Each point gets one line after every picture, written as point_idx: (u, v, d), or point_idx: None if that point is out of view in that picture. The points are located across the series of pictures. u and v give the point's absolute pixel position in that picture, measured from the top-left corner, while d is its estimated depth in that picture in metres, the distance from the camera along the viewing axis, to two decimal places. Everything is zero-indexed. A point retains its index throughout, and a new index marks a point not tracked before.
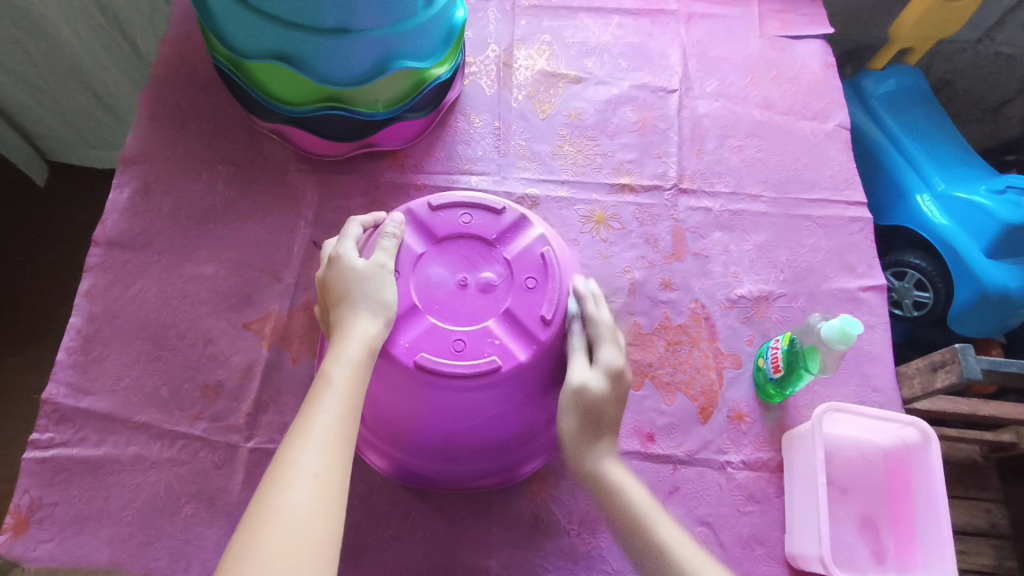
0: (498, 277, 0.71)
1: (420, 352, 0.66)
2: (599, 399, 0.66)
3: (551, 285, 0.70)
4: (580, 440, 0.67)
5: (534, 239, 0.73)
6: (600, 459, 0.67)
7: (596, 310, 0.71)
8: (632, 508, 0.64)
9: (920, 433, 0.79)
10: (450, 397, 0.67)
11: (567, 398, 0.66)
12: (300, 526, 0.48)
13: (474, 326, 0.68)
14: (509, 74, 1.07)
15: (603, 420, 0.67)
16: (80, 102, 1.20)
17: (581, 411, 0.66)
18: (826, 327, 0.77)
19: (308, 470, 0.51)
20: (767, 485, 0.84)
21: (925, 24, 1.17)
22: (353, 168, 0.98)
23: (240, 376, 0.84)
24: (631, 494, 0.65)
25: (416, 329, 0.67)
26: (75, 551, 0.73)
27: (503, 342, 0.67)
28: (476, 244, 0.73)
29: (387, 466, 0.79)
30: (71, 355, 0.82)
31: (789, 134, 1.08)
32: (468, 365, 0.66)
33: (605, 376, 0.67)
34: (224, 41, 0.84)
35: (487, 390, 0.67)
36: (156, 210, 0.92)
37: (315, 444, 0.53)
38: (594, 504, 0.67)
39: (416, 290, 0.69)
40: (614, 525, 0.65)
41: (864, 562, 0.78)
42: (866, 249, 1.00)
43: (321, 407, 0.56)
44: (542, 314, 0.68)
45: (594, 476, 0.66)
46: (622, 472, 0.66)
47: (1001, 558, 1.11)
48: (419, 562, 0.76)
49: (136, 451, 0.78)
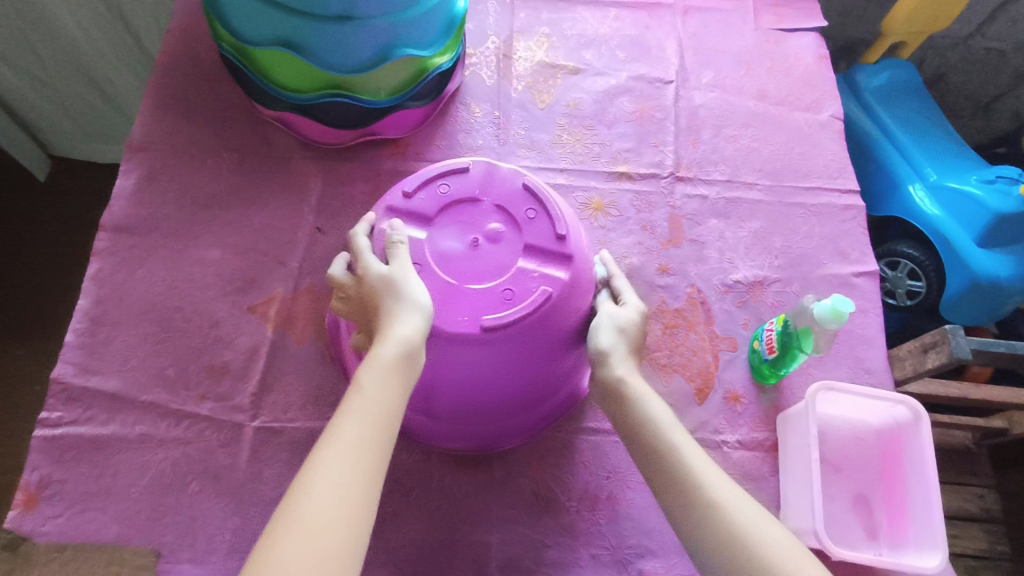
0: (501, 224, 0.75)
1: (481, 316, 0.69)
2: (631, 322, 0.74)
3: (548, 211, 0.76)
4: (613, 354, 0.71)
5: (511, 180, 0.78)
6: (627, 370, 0.70)
7: (618, 273, 0.81)
8: (654, 419, 0.66)
9: (912, 411, 0.81)
10: (497, 351, 0.71)
11: (603, 318, 0.74)
12: (318, 529, 0.49)
13: (508, 272, 0.72)
14: (508, 65, 1.09)
15: (636, 346, 0.74)
16: (85, 95, 1.22)
17: (618, 330, 0.73)
18: (819, 307, 0.79)
19: (330, 474, 0.52)
20: (762, 464, 0.86)
21: (916, 18, 1.19)
22: (356, 156, 1.00)
23: (245, 357, 0.86)
24: (649, 404, 0.67)
25: (461, 300, 0.70)
26: (84, 527, 0.75)
27: (530, 281, 0.72)
28: (465, 207, 0.76)
29: (423, 441, 0.81)
30: (79, 337, 0.83)
31: (783, 124, 1.10)
32: (526, 305, 0.70)
33: (635, 312, 0.76)
34: (230, 29, 0.85)
35: (527, 334, 0.71)
36: (162, 196, 0.93)
37: (340, 449, 0.54)
38: (614, 420, 0.69)
39: (439, 267, 0.72)
40: (634, 433, 0.67)
41: (857, 537, 0.80)
42: (858, 236, 1.02)
43: (349, 414, 0.58)
44: (554, 232, 0.75)
45: (614, 380, 0.69)
46: (652, 406, 0.67)
47: (993, 542, 1.13)
48: (422, 538, 0.77)
49: (144, 430, 0.80)
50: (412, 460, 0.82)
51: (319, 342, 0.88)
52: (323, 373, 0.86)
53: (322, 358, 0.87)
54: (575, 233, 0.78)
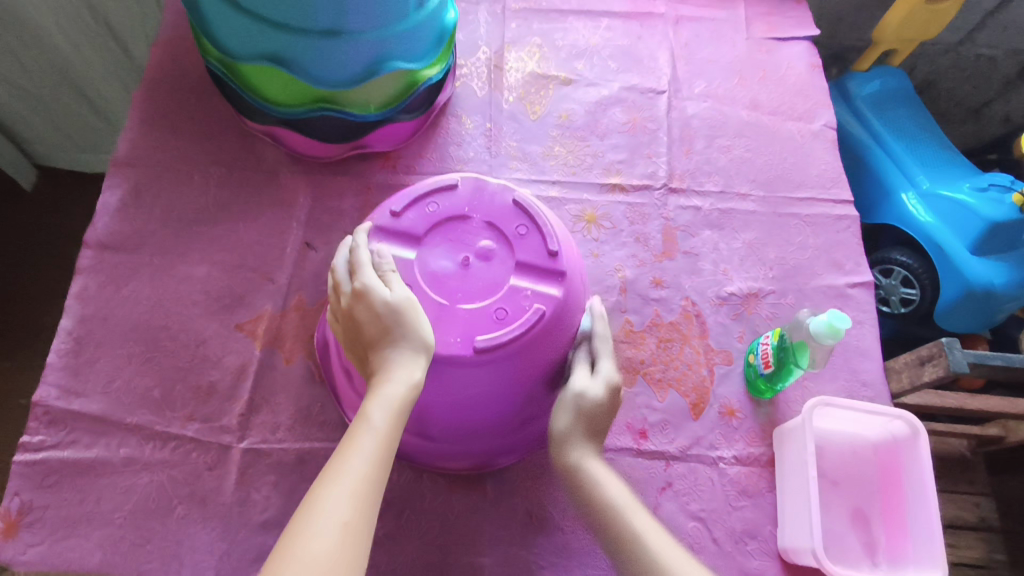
0: (493, 241, 0.74)
1: (474, 338, 0.68)
2: (597, 404, 0.70)
3: (538, 226, 0.75)
4: (571, 437, 0.69)
5: (499, 195, 0.77)
6: (585, 456, 0.69)
7: (603, 325, 0.75)
8: (611, 500, 0.66)
9: (909, 425, 0.80)
10: (488, 371, 0.69)
11: (566, 399, 0.70)
12: (322, 568, 0.47)
13: (502, 290, 0.71)
14: (499, 76, 1.08)
15: (596, 428, 0.71)
16: (70, 106, 1.20)
17: (578, 413, 0.69)
18: (815, 322, 0.78)
19: (338, 513, 0.51)
20: (759, 479, 0.85)
21: (908, 25, 1.18)
22: (345, 170, 0.99)
23: (233, 377, 0.84)
24: (608, 487, 0.67)
25: (456, 323, 0.69)
26: (66, 554, 0.73)
27: (522, 299, 0.71)
28: (455, 224, 0.75)
29: (417, 460, 0.80)
30: (62, 357, 0.81)
31: (775, 134, 1.09)
32: (518, 324, 0.69)
33: (605, 386, 0.71)
34: (216, 43, 0.84)
35: (522, 353, 0.70)
36: (147, 213, 0.91)
37: (346, 487, 0.53)
38: (574, 499, 0.69)
39: (433, 289, 0.70)
40: (592, 519, 0.66)
41: (855, 553, 0.78)
42: (853, 246, 1.01)
43: (357, 449, 0.56)
44: (546, 249, 0.74)
45: (571, 469, 0.68)
46: (611, 488, 0.67)
47: (990, 552, 1.12)
48: (413, 562, 0.76)
49: (128, 453, 0.78)
50: (404, 480, 0.80)
51: (308, 360, 0.86)
52: (312, 393, 0.84)
53: (311, 377, 0.85)
54: (567, 247, 0.77)
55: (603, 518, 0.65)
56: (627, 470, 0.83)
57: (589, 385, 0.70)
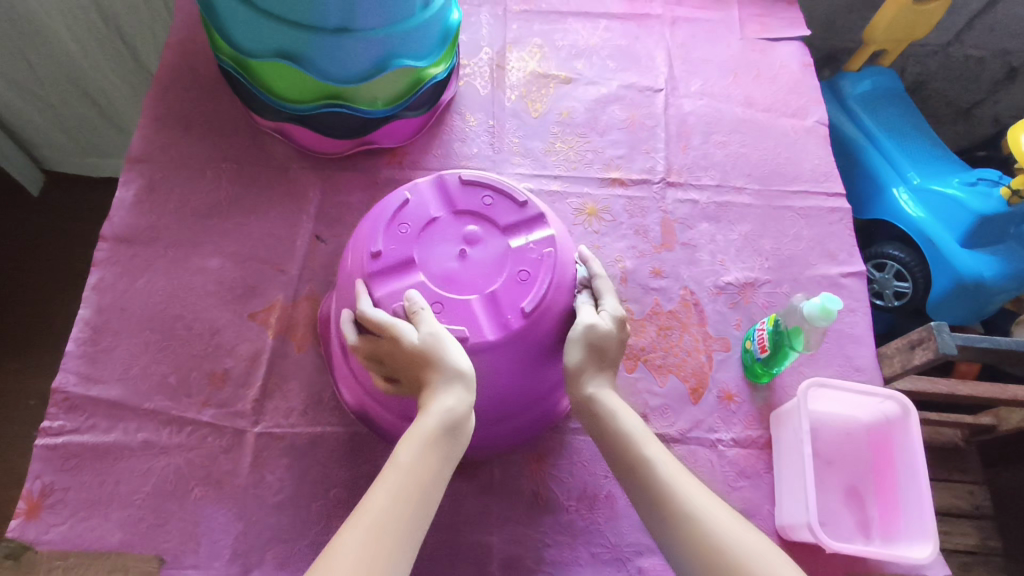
0: (471, 226, 0.76)
1: (518, 304, 0.71)
2: (608, 336, 0.72)
3: (498, 190, 0.78)
4: (584, 373, 0.71)
5: (450, 185, 0.78)
6: (600, 387, 0.71)
7: (600, 273, 0.77)
8: (625, 430, 0.69)
9: (900, 405, 0.83)
10: (527, 344, 0.73)
11: (576, 333, 0.71)
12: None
13: (510, 255, 0.74)
14: (501, 75, 1.11)
15: (606, 356, 0.73)
16: (79, 108, 1.23)
17: (589, 346, 0.71)
18: (809, 305, 0.81)
19: (371, 555, 0.54)
20: (757, 461, 0.88)
21: (897, 26, 1.22)
22: (352, 165, 1.02)
23: (246, 364, 0.87)
24: (621, 417, 0.70)
25: (496, 304, 0.72)
26: (87, 534, 0.75)
27: (529, 254, 0.75)
28: (430, 233, 0.75)
29: (475, 454, 0.82)
30: (80, 346, 0.84)
31: (770, 130, 1.13)
32: (544, 272, 0.73)
33: (612, 320, 0.73)
34: (229, 41, 0.87)
35: (558, 295, 0.75)
36: (161, 207, 0.94)
37: (370, 526, 0.56)
38: (588, 430, 0.72)
39: (459, 291, 0.72)
40: (604, 446, 0.70)
41: (848, 530, 0.81)
42: (845, 237, 1.05)
43: (383, 490, 0.59)
44: (516, 204, 0.77)
45: (587, 401, 0.71)
46: (625, 418, 0.70)
47: (984, 538, 1.16)
48: (424, 540, 0.78)
49: (146, 437, 0.81)
50: None
51: (319, 348, 0.89)
52: (323, 379, 0.87)
53: (322, 364, 0.88)
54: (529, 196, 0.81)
55: (615, 441, 0.69)
56: None
57: (597, 320, 0.72)
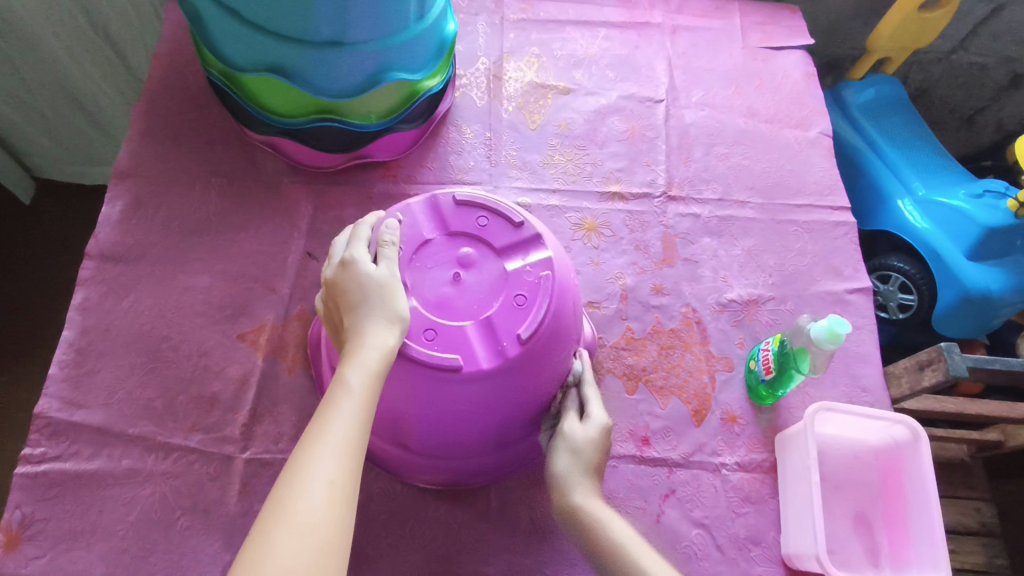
0: (467, 249, 0.74)
1: (514, 330, 0.69)
2: (588, 444, 0.71)
3: (494, 210, 0.75)
4: (571, 479, 0.69)
5: (445, 205, 0.76)
6: (585, 498, 0.68)
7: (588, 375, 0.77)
8: (615, 540, 0.63)
9: (909, 430, 0.80)
10: (522, 373, 0.71)
11: (558, 443, 0.71)
12: (310, 532, 0.47)
13: (506, 279, 0.72)
14: (498, 86, 1.09)
15: (593, 468, 0.70)
16: (69, 117, 1.20)
17: (574, 454, 0.70)
18: (815, 327, 0.79)
19: (324, 472, 0.50)
20: (762, 486, 0.85)
21: (901, 34, 1.20)
22: (345, 179, 0.99)
23: (235, 387, 0.84)
24: (610, 526, 0.65)
25: (490, 330, 0.69)
26: (68, 567, 0.72)
27: (526, 276, 0.72)
28: (423, 254, 0.73)
29: (463, 481, 0.79)
30: (63, 369, 0.81)
31: (773, 142, 1.10)
32: (542, 298, 0.71)
33: (595, 429, 0.72)
34: (218, 54, 0.85)
35: (556, 323, 0.72)
36: (148, 224, 0.92)
37: (333, 446, 0.52)
38: (579, 546, 0.67)
39: (451, 316, 0.69)
40: (597, 561, 0.64)
41: (857, 558, 0.79)
42: (851, 252, 1.02)
43: (337, 412, 0.55)
44: (512, 225, 0.75)
45: (574, 512, 0.67)
46: (614, 527, 0.65)
47: (990, 557, 1.12)
48: (418, 571, 0.76)
49: (130, 464, 0.78)
50: (408, 491, 0.80)
51: (309, 370, 0.86)
52: (314, 403, 0.84)
53: (313, 387, 0.85)
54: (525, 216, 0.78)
55: (607, 556, 0.63)
56: (630, 478, 0.83)
57: (579, 429, 0.72)
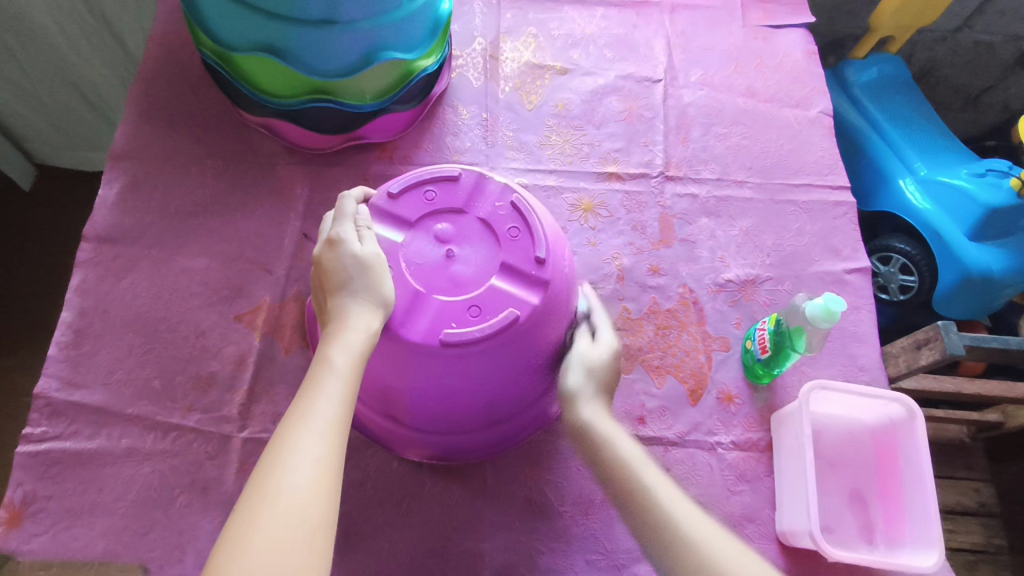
0: (438, 227, 0.74)
1: (531, 254, 0.72)
2: (603, 360, 0.73)
3: (432, 179, 0.76)
4: (580, 395, 0.71)
5: (389, 207, 0.74)
6: (594, 409, 0.70)
7: (597, 307, 0.80)
8: (620, 455, 0.66)
9: (905, 409, 0.80)
10: (557, 300, 0.73)
11: (572, 357, 0.73)
12: (295, 507, 0.47)
13: (489, 225, 0.74)
14: (495, 66, 1.08)
15: (604, 384, 0.73)
16: (67, 102, 1.20)
17: (587, 369, 0.72)
18: (811, 306, 0.79)
19: (310, 450, 0.51)
20: (757, 464, 0.85)
21: (906, 11, 1.18)
22: (341, 161, 0.99)
23: (232, 367, 0.84)
24: (620, 446, 0.67)
25: (512, 266, 0.72)
26: (70, 543, 0.73)
27: (499, 211, 0.74)
28: (409, 258, 0.71)
29: (518, 438, 0.81)
30: (63, 350, 0.82)
31: (772, 121, 1.09)
32: (526, 222, 0.74)
33: (608, 350, 0.74)
34: (210, 34, 0.84)
35: (553, 241, 0.75)
36: (145, 206, 0.92)
37: (317, 426, 0.53)
38: (585, 457, 0.70)
39: (478, 282, 0.70)
40: (602, 478, 0.67)
41: (851, 534, 0.79)
42: (849, 232, 1.01)
43: (322, 392, 0.56)
44: (453, 181, 0.76)
45: (582, 427, 0.69)
46: (620, 443, 0.67)
47: (990, 537, 1.13)
48: (415, 546, 0.76)
49: (130, 443, 0.79)
50: (404, 470, 0.81)
51: (307, 351, 0.87)
52: None
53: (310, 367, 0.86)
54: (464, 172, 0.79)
55: (615, 469, 0.66)
56: None
57: (594, 345, 0.74)
